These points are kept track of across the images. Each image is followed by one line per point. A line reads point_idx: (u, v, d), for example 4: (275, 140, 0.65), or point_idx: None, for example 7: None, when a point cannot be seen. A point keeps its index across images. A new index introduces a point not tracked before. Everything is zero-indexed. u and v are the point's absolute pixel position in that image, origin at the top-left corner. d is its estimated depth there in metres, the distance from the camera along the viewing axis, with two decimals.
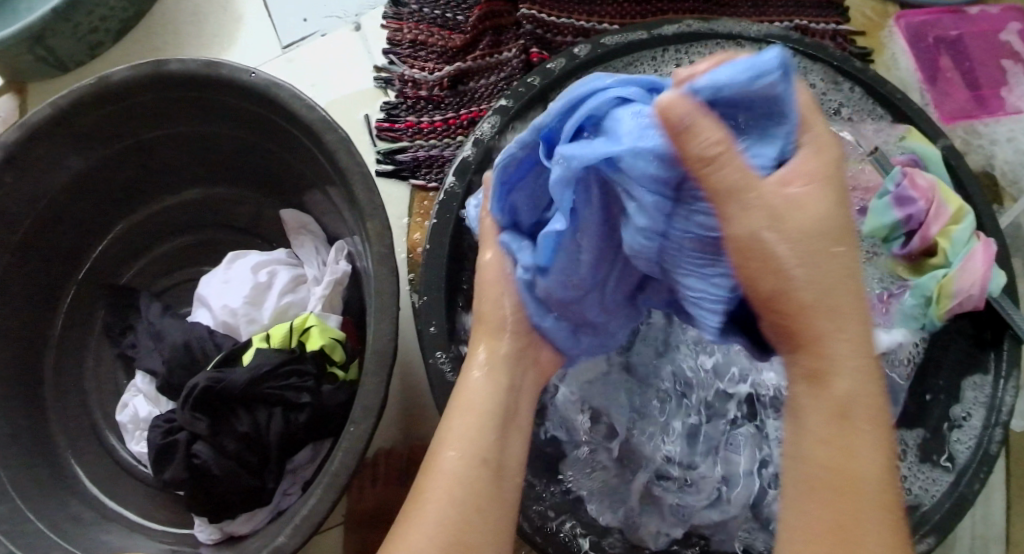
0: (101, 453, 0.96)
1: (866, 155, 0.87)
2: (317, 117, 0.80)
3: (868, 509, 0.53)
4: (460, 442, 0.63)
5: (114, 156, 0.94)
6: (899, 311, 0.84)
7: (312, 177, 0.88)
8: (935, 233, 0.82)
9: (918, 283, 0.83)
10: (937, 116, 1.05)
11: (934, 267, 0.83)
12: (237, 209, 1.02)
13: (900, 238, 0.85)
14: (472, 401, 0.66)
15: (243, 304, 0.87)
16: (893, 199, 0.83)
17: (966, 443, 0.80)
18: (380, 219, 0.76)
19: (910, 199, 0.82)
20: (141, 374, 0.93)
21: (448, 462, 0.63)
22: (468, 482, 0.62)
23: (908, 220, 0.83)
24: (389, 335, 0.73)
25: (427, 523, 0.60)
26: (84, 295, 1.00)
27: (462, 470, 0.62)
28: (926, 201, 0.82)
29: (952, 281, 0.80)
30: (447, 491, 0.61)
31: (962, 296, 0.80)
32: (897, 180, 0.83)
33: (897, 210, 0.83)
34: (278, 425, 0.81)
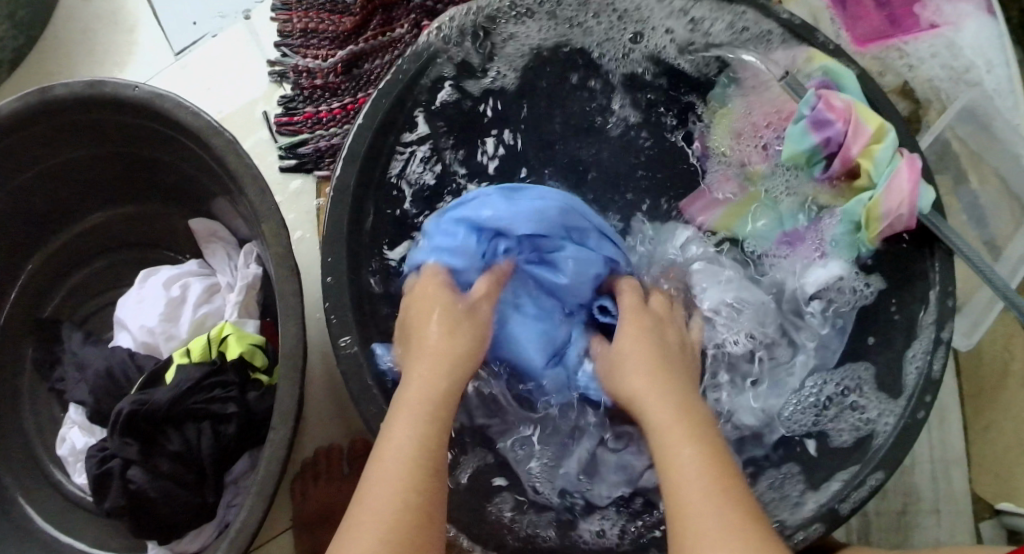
0: (50, 490, 0.95)
1: (778, 79, 0.85)
2: (204, 123, 0.78)
3: (687, 492, 0.59)
4: (408, 434, 0.63)
5: (17, 189, 0.92)
6: (831, 240, 0.84)
7: (214, 184, 0.86)
8: (856, 153, 0.79)
9: (846, 210, 0.82)
10: (850, 40, 1.03)
11: (861, 189, 0.81)
12: (153, 224, 0.99)
13: (822, 163, 0.83)
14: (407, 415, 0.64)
15: (160, 322, 0.85)
16: (810, 123, 0.81)
17: (916, 364, 0.78)
18: (276, 220, 0.74)
19: (827, 122, 0.80)
20: (74, 405, 0.91)
21: (389, 462, 0.61)
22: (412, 496, 0.59)
23: (827, 143, 0.81)
24: (298, 337, 0.72)
25: (366, 539, 0.57)
26: (10, 333, 0.98)
27: (407, 478, 0.60)
28: (843, 122, 0.79)
29: (878, 204, 0.79)
30: (385, 508, 0.58)
31: (891, 217, 0.79)
32: (812, 104, 0.80)
33: (816, 134, 0.81)
34: (208, 440, 0.80)
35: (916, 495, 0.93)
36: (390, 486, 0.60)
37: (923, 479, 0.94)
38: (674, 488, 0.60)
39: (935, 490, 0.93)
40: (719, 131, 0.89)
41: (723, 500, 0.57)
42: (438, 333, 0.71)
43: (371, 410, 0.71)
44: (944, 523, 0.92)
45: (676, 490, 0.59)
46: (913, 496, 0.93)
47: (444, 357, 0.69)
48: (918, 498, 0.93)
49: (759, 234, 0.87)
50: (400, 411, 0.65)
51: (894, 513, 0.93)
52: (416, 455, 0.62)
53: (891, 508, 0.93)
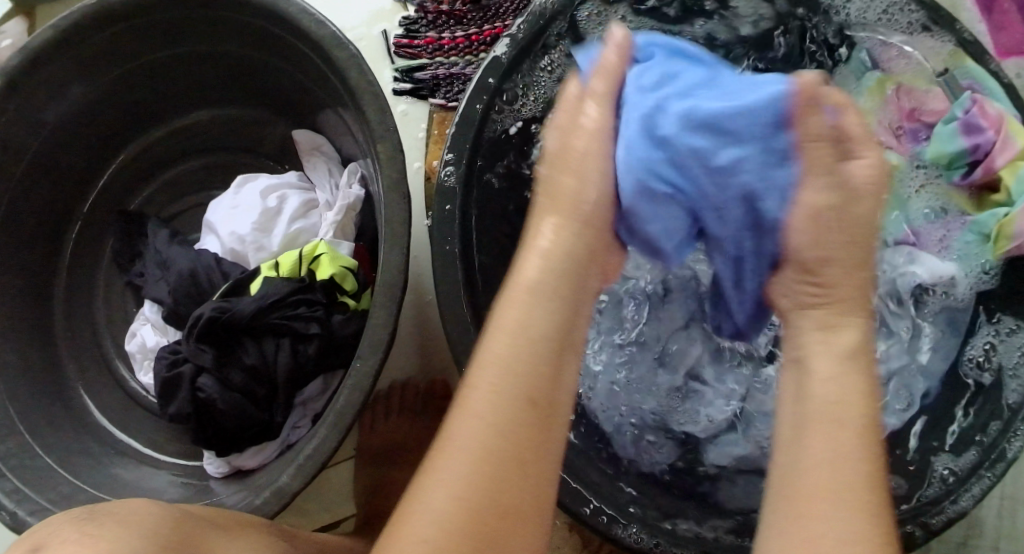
0: (112, 382, 0.94)
1: (936, 76, 0.77)
2: (328, 34, 0.73)
3: (826, 469, 0.51)
4: (496, 369, 0.53)
5: (121, 77, 0.89)
6: (955, 248, 0.76)
7: (326, 97, 0.82)
8: (1000, 165, 0.72)
9: (977, 220, 0.74)
10: (991, 49, 0.91)
11: (996, 204, 0.74)
12: (251, 129, 0.96)
13: (962, 168, 0.75)
14: (527, 286, 0.56)
15: (252, 231, 0.82)
16: (959, 126, 0.73)
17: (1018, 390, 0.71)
18: (392, 142, 0.70)
19: (978, 128, 0.73)
20: (149, 303, 0.89)
21: (482, 396, 0.52)
22: (510, 429, 0.51)
23: (973, 150, 0.74)
24: (400, 266, 0.68)
25: (448, 476, 0.51)
26: (95, 223, 0.97)
27: (495, 412, 0.52)
28: (995, 131, 0.72)
29: (1012, 222, 0.71)
30: (470, 442, 0.51)
31: (1023, 239, 0.71)
32: (966, 107, 0.74)
33: (965, 138, 0.73)
34: (287, 358, 0.77)
35: (980, 530, 0.87)
36: (474, 437, 0.51)
37: (992, 514, 0.87)
38: (807, 452, 0.52)
39: (999, 525, 0.87)
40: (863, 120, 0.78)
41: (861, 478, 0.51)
42: (551, 238, 0.58)
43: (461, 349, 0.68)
44: None
45: (808, 474, 0.52)
46: (976, 528, 0.87)
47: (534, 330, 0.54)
48: (981, 531, 0.87)
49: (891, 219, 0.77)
50: (497, 327, 0.55)
51: (953, 543, 0.87)
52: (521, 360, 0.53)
53: (952, 537, 0.87)
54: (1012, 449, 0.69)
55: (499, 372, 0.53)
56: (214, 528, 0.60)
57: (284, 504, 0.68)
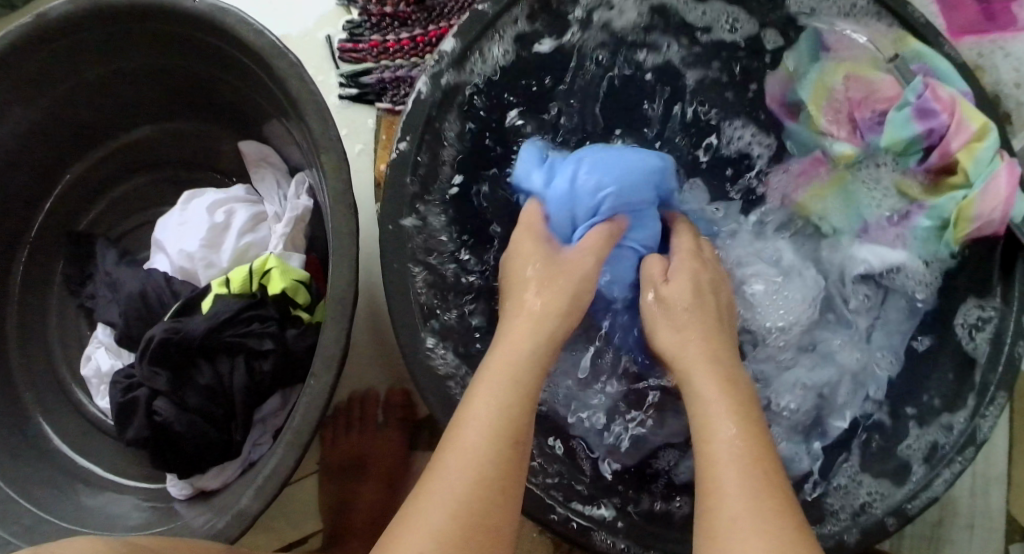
0: (70, 408, 0.92)
1: (888, 62, 0.76)
2: (266, 43, 0.72)
3: (726, 470, 0.54)
4: (483, 408, 0.57)
5: (62, 97, 0.87)
6: (913, 235, 0.75)
7: (270, 108, 0.81)
8: (956, 149, 0.71)
9: (935, 205, 0.73)
10: (943, 30, 0.89)
11: (953, 187, 0.73)
12: (199, 141, 0.94)
13: (919, 152, 0.74)
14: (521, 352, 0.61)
15: (201, 248, 0.80)
16: (914, 111, 0.72)
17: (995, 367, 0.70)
18: (336, 152, 0.68)
19: (932, 112, 0.72)
20: (103, 326, 0.87)
21: (471, 429, 0.56)
22: (493, 466, 0.55)
23: (928, 135, 0.73)
24: (350, 279, 0.66)
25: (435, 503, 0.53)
26: (44, 247, 0.95)
27: (487, 447, 0.55)
28: (949, 114, 0.71)
29: (972, 205, 0.70)
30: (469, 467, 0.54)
31: (983, 220, 0.70)
32: (918, 92, 0.72)
33: (919, 123, 0.72)
34: (242, 376, 0.75)
35: (951, 509, 0.87)
36: (461, 467, 0.54)
37: (963, 493, 0.87)
38: (712, 462, 0.55)
39: (973, 505, 0.86)
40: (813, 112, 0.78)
41: (748, 470, 0.54)
42: (541, 302, 0.65)
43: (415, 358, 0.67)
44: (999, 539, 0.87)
45: (716, 476, 0.55)
46: (950, 508, 0.87)
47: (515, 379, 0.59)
48: (955, 512, 0.87)
49: (841, 215, 0.78)
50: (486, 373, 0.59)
51: (928, 525, 0.87)
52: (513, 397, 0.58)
53: (927, 519, 0.87)
54: (983, 429, 0.69)
55: (492, 409, 0.57)
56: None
57: (245, 527, 0.67)
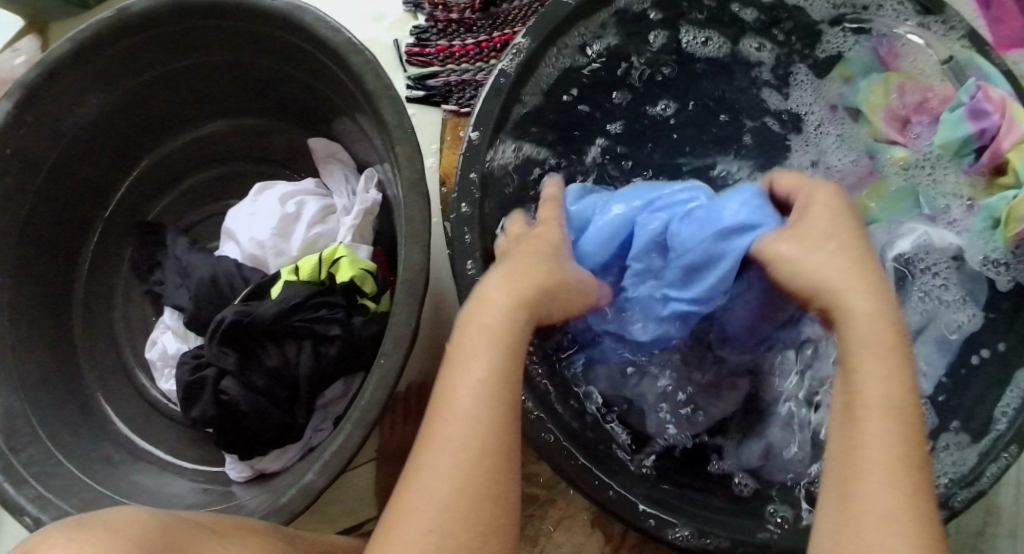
0: (131, 390, 0.95)
1: (940, 65, 0.79)
2: (344, 39, 0.75)
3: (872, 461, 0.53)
4: (472, 384, 0.55)
5: (138, 89, 0.91)
6: (968, 231, 0.78)
7: (342, 105, 0.84)
8: (1007, 148, 0.74)
9: (987, 204, 0.76)
10: (991, 44, 0.92)
11: (1004, 187, 0.76)
12: (266, 138, 0.98)
13: (970, 155, 0.77)
14: (492, 311, 0.58)
15: (271, 236, 0.84)
16: (967, 112, 0.76)
17: None
18: (410, 143, 0.71)
19: (984, 113, 0.75)
20: (169, 311, 0.90)
21: (454, 419, 0.54)
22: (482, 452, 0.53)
23: (981, 135, 0.76)
24: (421, 264, 0.69)
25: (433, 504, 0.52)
26: (112, 234, 0.98)
27: (478, 420, 0.54)
28: (1000, 115, 0.74)
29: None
30: (465, 484, 0.52)
31: None
32: (971, 93, 0.76)
33: (971, 124, 0.76)
34: (308, 360, 0.78)
35: (998, 515, 0.87)
36: (437, 468, 0.53)
37: (1009, 501, 0.88)
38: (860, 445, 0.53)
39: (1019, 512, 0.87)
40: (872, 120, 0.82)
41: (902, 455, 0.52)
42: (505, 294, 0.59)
43: None
44: None
45: (865, 466, 0.53)
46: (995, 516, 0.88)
47: (502, 356, 0.56)
48: (999, 519, 0.87)
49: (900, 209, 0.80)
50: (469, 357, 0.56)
51: (972, 529, 0.87)
52: (487, 410, 0.54)
53: (971, 525, 0.87)
54: None
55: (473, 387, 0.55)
56: (209, 534, 0.61)
57: (309, 502, 0.69)
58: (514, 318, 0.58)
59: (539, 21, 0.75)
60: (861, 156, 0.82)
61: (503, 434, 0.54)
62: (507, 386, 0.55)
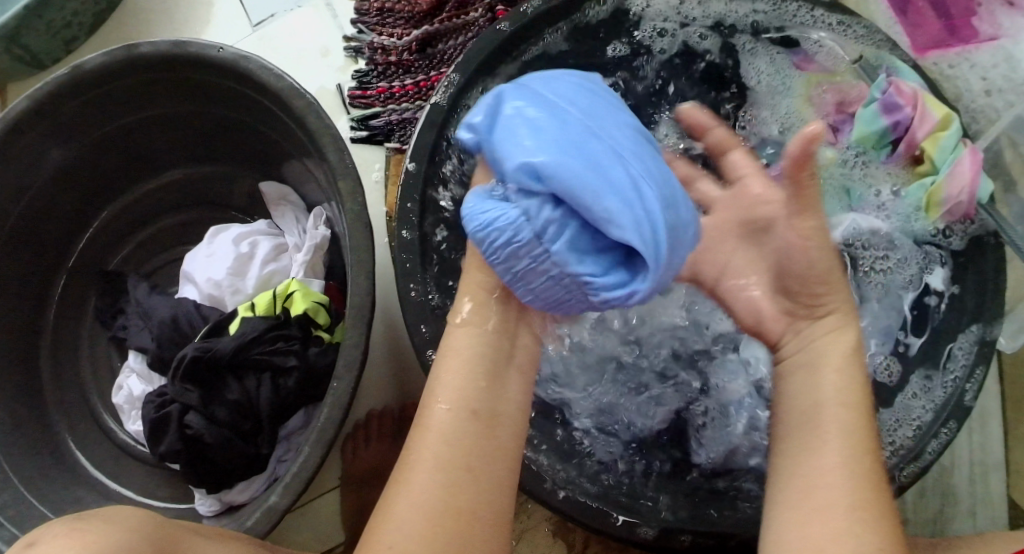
0: (101, 435, 0.98)
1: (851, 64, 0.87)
2: (286, 85, 0.80)
3: (830, 458, 0.61)
4: (449, 393, 0.62)
5: (96, 142, 0.95)
6: (896, 216, 0.85)
7: (289, 147, 0.89)
8: (921, 138, 0.80)
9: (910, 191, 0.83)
10: (909, 47, 0.96)
11: (923, 174, 0.83)
12: (222, 184, 1.02)
13: (888, 147, 0.84)
14: (469, 339, 0.64)
15: (228, 276, 0.88)
16: (880, 107, 0.82)
17: (967, 344, 0.78)
18: (352, 178, 0.76)
19: (896, 106, 0.81)
20: (134, 354, 0.94)
21: (440, 416, 0.61)
22: (457, 438, 0.61)
23: (895, 128, 0.82)
24: (367, 291, 0.73)
25: (421, 490, 0.59)
26: (77, 284, 1.02)
27: (457, 419, 0.61)
28: (912, 108, 0.80)
29: (942, 188, 0.80)
30: (443, 489, 0.59)
31: (952, 203, 0.80)
32: (882, 89, 0.82)
33: (885, 118, 0.82)
34: (268, 391, 0.82)
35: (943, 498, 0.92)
36: (426, 461, 0.60)
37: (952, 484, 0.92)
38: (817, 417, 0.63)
39: (964, 493, 0.92)
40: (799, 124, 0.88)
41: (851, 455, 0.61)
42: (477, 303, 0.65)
43: (421, 349, 0.73)
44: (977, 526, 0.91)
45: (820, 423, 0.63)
46: (950, 498, 0.92)
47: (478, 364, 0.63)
48: (954, 500, 0.92)
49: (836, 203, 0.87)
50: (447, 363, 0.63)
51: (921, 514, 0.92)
52: (461, 422, 0.61)
53: (927, 509, 0.92)
54: (970, 393, 0.76)
55: (452, 390, 0.62)
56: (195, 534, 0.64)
57: (274, 523, 0.72)
58: (479, 333, 0.64)
59: (468, 55, 0.80)
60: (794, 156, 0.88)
61: (475, 441, 0.61)
62: (481, 401, 0.62)
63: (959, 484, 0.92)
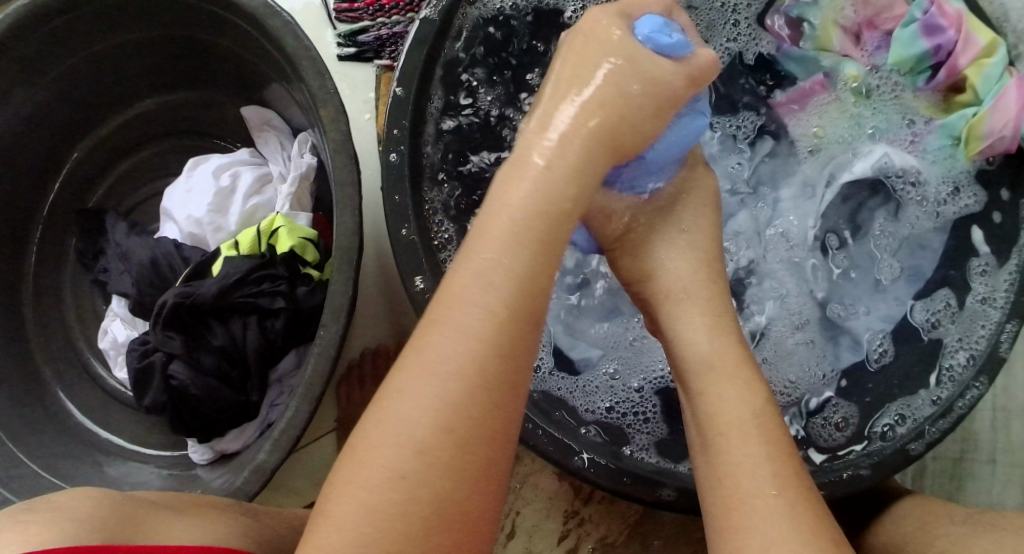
0: (87, 381, 0.93)
1: None
2: (261, 3, 0.71)
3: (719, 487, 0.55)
4: (466, 341, 0.49)
5: (65, 74, 0.87)
6: (929, 151, 0.75)
7: (269, 71, 0.81)
8: (963, 66, 0.71)
9: (946, 123, 0.73)
10: None
11: (963, 104, 0.73)
12: (203, 112, 0.95)
13: (926, 73, 0.74)
14: (508, 214, 0.53)
15: (208, 212, 0.81)
16: (920, 28, 0.72)
17: (1007, 271, 0.70)
18: (334, 104, 0.68)
19: (939, 28, 0.71)
20: (116, 299, 0.88)
21: (451, 375, 0.49)
22: (474, 412, 0.49)
23: (936, 51, 0.72)
24: (354, 229, 0.66)
25: (420, 472, 0.48)
26: (57, 225, 0.96)
27: (472, 386, 0.49)
28: (957, 31, 0.71)
29: (983, 122, 0.71)
30: (470, 409, 0.49)
31: (994, 137, 0.71)
32: (923, 8, 0.72)
33: (926, 41, 0.72)
34: (255, 336, 0.76)
35: (973, 442, 0.86)
36: (439, 432, 0.48)
37: (982, 426, 0.86)
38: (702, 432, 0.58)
39: (994, 437, 0.86)
40: (826, 32, 0.77)
41: (773, 474, 0.54)
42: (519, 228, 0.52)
43: (409, 279, 0.65)
44: (1002, 471, 0.85)
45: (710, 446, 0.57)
46: (971, 442, 0.86)
47: (500, 316, 0.50)
48: (974, 444, 0.86)
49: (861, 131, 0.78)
50: (462, 306, 0.50)
51: (950, 458, 0.86)
52: (477, 387, 0.49)
53: (949, 452, 0.86)
54: (1009, 337, 0.68)
55: (466, 348, 0.49)
56: (169, 512, 0.60)
57: (264, 482, 0.67)
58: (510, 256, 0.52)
59: None
60: (811, 76, 0.78)
61: (504, 348, 0.50)
62: (527, 306, 0.51)
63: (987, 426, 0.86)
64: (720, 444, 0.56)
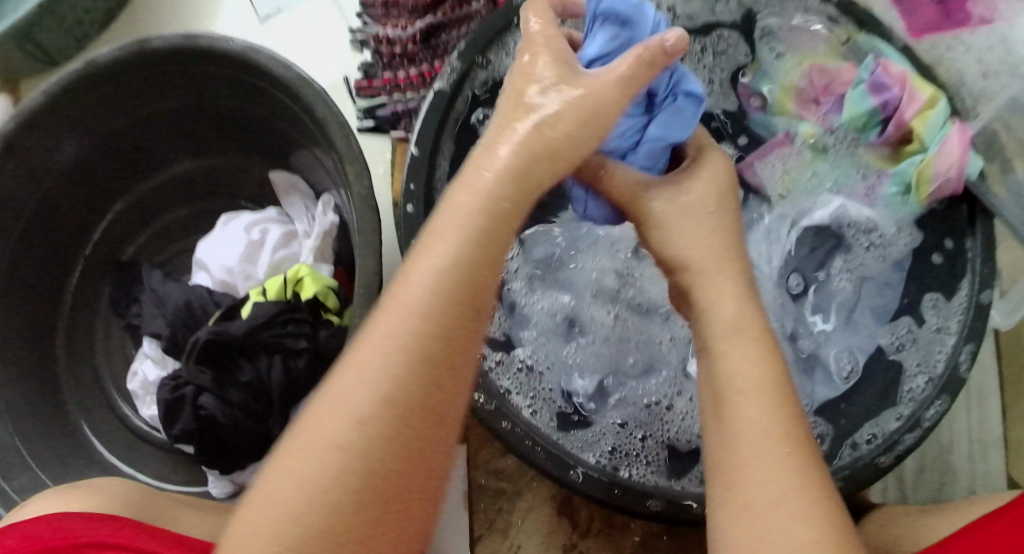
0: (116, 420, 1.00)
1: (842, 46, 0.87)
2: (294, 76, 0.82)
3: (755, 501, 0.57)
4: (406, 325, 0.56)
5: (108, 135, 0.97)
6: (883, 199, 0.86)
7: (297, 137, 0.91)
8: (910, 117, 0.81)
9: (897, 171, 0.84)
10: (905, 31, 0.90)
11: (911, 153, 0.84)
12: (233, 176, 1.05)
13: (877, 127, 0.85)
14: (457, 216, 0.59)
15: (239, 262, 0.91)
16: (868, 87, 0.83)
17: (962, 301, 0.79)
18: (359, 162, 0.78)
19: (885, 86, 0.82)
20: (148, 341, 0.96)
21: (395, 354, 0.55)
22: (415, 389, 0.55)
23: (884, 107, 0.83)
24: (375, 270, 0.76)
25: (336, 438, 0.54)
26: (90, 276, 1.04)
27: (417, 364, 0.55)
28: (901, 87, 0.81)
29: (931, 165, 0.80)
30: (405, 387, 0.55)
31: (941, 179, 0.80)
32: (870, 69, 0.83)
33: (874, 97, 0.83)
34: (279, 372, 0.84)
35: (948, 475, 0.93)
36: (373, 404, 0.54)
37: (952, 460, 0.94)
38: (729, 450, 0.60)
39: (965, 470, 0.93)
40: (783, 99, 0.90)
41: (780, 478, 0.57)
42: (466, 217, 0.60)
43: None
44: None
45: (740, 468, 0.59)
46: (948, 477, 0.93)
47: (441, 299, 0.57)
48: (948, 477, 0.93)
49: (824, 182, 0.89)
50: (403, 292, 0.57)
51: (926, 490, 0.93)
52: (426, 368, 0.56)
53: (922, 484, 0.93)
54: (964, 363, 0.76)
55: (404, 331, 0.56)
56: None
57: None
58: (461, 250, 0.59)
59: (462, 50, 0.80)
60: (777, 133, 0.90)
61: (440, 344, 0.56)
62: (465, 296, 0.57)
63: (960, 459, 0.94)
64: (739, 475, 0.58)
